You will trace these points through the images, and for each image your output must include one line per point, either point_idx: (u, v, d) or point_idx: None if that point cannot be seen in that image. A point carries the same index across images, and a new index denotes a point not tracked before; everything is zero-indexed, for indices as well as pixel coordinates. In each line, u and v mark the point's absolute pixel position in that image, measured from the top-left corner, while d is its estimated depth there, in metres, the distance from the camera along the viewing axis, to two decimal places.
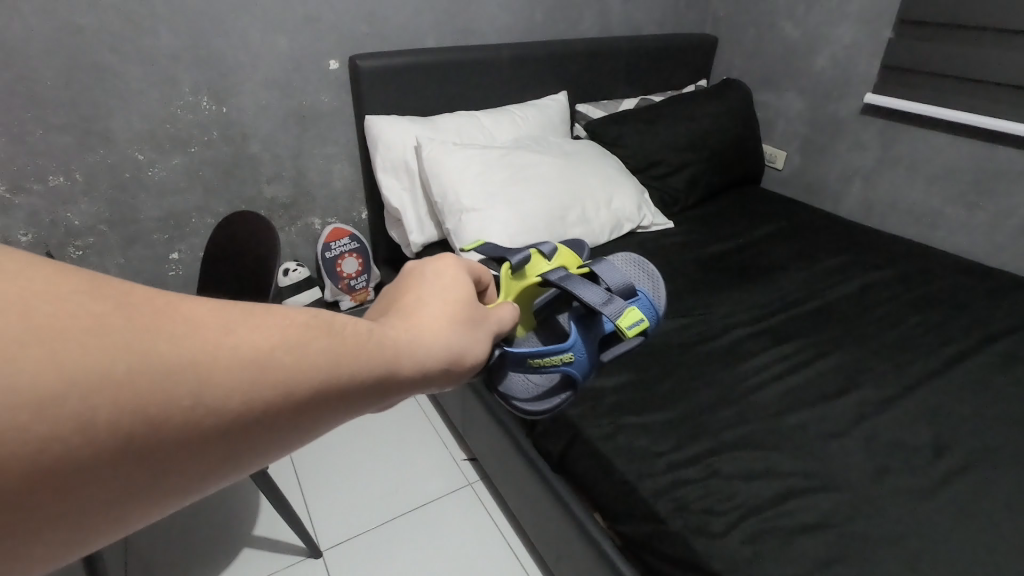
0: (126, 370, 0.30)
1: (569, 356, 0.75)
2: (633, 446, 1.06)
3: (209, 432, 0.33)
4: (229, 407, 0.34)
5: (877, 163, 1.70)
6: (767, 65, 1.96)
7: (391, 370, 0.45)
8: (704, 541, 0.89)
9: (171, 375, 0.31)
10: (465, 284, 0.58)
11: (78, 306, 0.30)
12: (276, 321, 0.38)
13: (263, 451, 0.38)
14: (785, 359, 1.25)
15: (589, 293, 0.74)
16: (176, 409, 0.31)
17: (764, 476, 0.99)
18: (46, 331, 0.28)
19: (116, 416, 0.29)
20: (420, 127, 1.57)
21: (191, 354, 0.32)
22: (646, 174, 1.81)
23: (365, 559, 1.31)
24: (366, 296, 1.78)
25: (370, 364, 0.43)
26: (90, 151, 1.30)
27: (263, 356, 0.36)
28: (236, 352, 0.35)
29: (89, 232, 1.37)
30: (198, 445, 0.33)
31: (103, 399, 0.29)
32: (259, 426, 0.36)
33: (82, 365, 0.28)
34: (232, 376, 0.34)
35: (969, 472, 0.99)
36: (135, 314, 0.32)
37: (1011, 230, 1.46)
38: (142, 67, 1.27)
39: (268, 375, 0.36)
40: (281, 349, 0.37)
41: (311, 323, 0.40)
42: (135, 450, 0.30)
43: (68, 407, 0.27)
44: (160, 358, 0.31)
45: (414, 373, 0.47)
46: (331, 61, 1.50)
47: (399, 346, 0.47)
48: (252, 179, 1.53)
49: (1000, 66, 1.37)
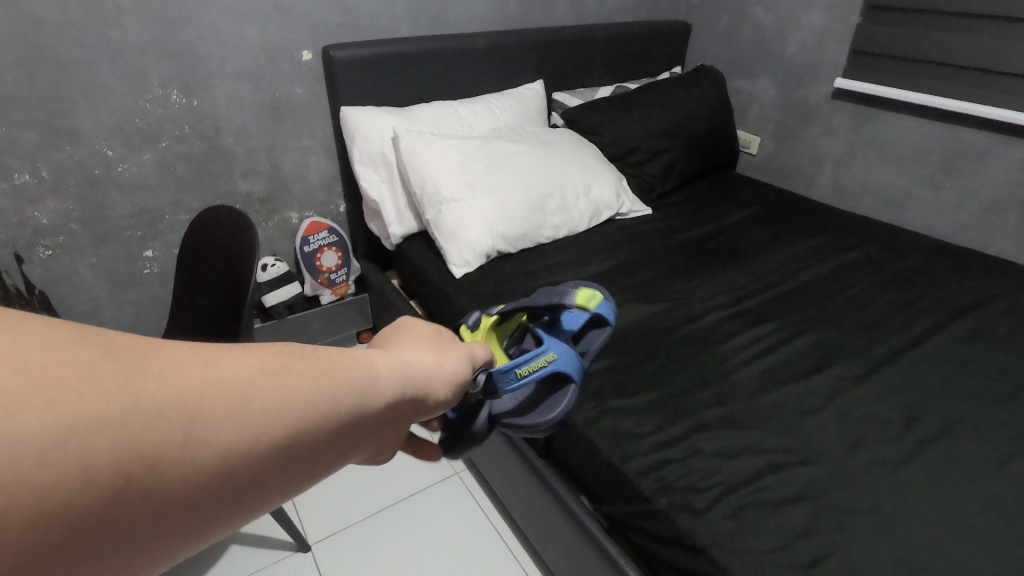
0: (123, 412, 0.28)
1: (551, 356, 0.67)
2: (616, 428, 0.99)
3: (206, 467, 0.31)
4: (223, 439, 0.32)
5: (848, 146, 1.81)
6: (742, 51, 2.05)
7: (383, 390, 0.42)
8: (688, 518, 0.83)
9: (164, 412, 0.30)
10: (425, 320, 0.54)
11: (68, 353, 0.29)
12: (258, 352, 0.36)
13: (264, 487, 0.35)
14: (762, 341, 1.18)
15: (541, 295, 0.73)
16: (171, 445, 0.30)
17: (745, 454, 0.92)
18: (36, 378, 0.27)
19: (116, 458, 0.27)
20: (396, 118, 1.58)
21: (180, 389, 0.31)
22: (624, 162, 1.81)
23: (355, 554, 1.29)
24: (346, 289, 1.83)
25: (360, 387, 0.40)
26: (57, 149, 1.32)
27: (248, 386, 0.34)
28: (223, 383, 0.33)
29: (58, 231, 1.39)
30: (198, 482, 0.31)
31: (101, 444, 0.27)
32: (258, 456, 0.34)
33: (78, 409, 0.27)
34: (221, 409, 0.32)
35: (946, 438, 0.94)
36: (122, 356, 0.30)
37: (976, 205, 1.56)
38: (107, 60, 1.29)
39: (258, 405, 0.34)
40: (261, 376, 0.35)
41: (286, 352, 0.38)
42: (134, 490, 0.28)
43: (67, 454, 0.26)
44: (151, 396, 0.29)
45: (403, 398, 0.44)
46: (305, 52, 1.53)
47: (388, 368, 0.44)
48: (226, 173, 1.57)
49: (964, 49, 1.47)
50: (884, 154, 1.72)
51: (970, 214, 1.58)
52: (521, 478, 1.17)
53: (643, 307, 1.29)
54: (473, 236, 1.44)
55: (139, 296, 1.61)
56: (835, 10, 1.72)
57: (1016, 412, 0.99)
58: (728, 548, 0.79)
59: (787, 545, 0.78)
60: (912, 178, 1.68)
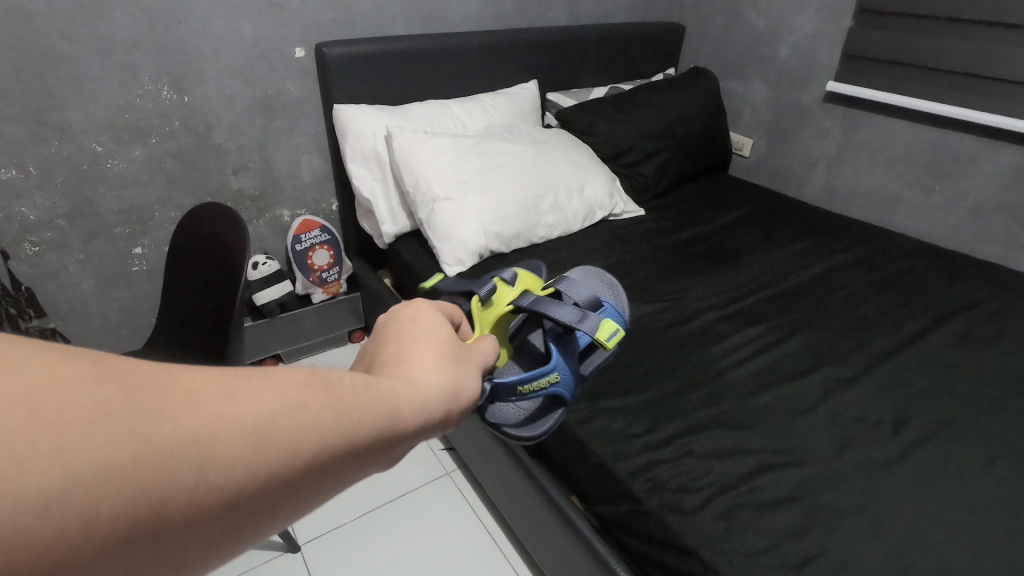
0: (132, 456, 0.27)
1: (554, 378, 0.69)
2: (608, 429, 0.99)
3: (215, 509, 0.30)
4: (234, 480, 0.31)
5: (839, 149, 1.82)
6: (736, 53, 2.06)
7: (401, 421, 0.41)
8: (679, 519, 0.84)
9: (174, 454, 0.29)
10: (445, 325, 0.51)
11: (80, 392, 0.27)
12: (279, 381, 0.35)
13: (273, 520, 0.35)
14: (754, 342, 1.18)
15: (563, 312, 0.70)
16: (179, 490, 0.29)
17: (736, 454, 0.92)
18: (44, 424, 0.26)
19: (120, 505, 0.27)
20: (389, 116, 1.57)
21: (192, 429, 0.30)
22: (617, 162, 1.81)
23: (345, 554, 1.28)
24: (338, 288, 1.82)
25: (378, 419, 0.39)
26: (44, 143, 1.30)
27: (266, 422, 0.32)
28: (239, 421, 0.31)
29: (45, 227, 1.38)
30: (204, 523, 0.30)
31: (106, 492, 0.26)
32: (268, 495, 0.33)
33: (85, 457, 0.26)
34: (234, 449, 0.31)
35: (934, 439, 0.95)
36: (138, 394, 0.29)
37: (964, 209, 1.57)
38: (97, 54, 1.28)
39: (273, 443, 0.32)
40: (279, 410, 0.33)
41: (309, 382, 0.36)
42: (140, 536, 0.28)
43: (71, 505, 0.25)
44: (161, 439, 0.28)
45: (422, 425, 0.43)
46: (297, 48, 1.52)
47: (409, 395, 0.42)
48: (217, 169, 1.56)
49: (954, 54, 1.49)
50: (875, 157, 1.74)
51: (959, 218, 1.60)
52: (513, 478, 1.17)
53: (636, 308, 1.30)
54: (466, 235, 1.43)
55: (127, 294, 1.59)
56: (827, 14, 1.74)
57: (1003, 414, 1.00)
58: (717, 549, 0.79)
59: (776, 545, 0.78)
60: (902, 182, 1.69)
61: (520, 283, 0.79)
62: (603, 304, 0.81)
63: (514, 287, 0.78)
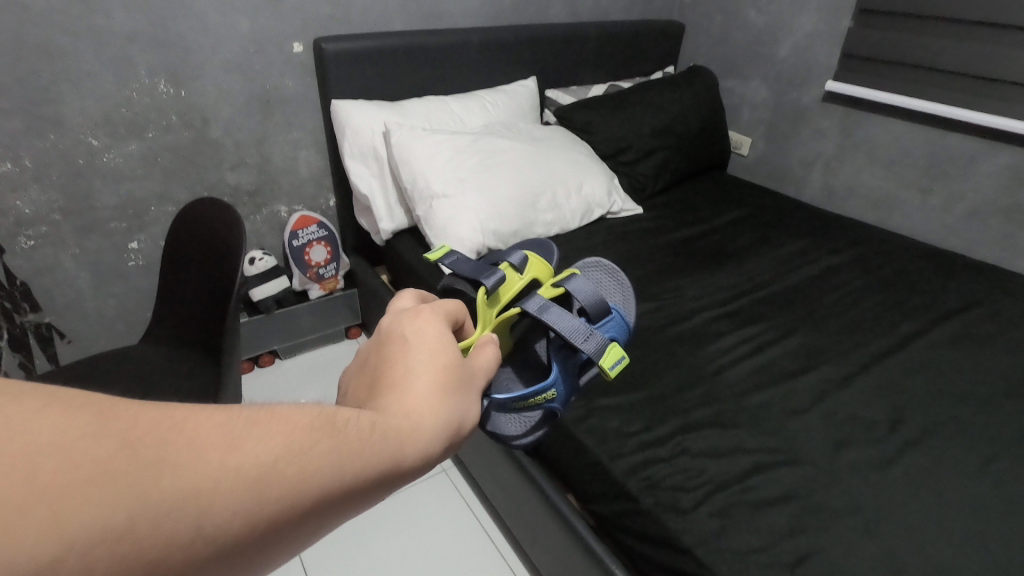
0: (130, 515, 0.28)
1: (551, 394, 0.70)
2: (604, 427, 0.99)
3: (211, 559, 0.31)
4: (231, 531, 0.32)
5: (838, 149, 1.83)
6: (735, 52, 2.06)
7: (403, 458, 0.41)
8: (674, 517, 0.84)
9: (172, 509, 0.30)
10: (451, 344, 0.50)
11: (82, 451, 0.29)
12: (280, 427, 0.36)
13: (271, 563, 0.35)
14: (751, 342, 1.19)
15: (569, 329, 0.69)
16: (175, 544, 0.29)
17: (732, 453, 0.92)
18: (44, 488, 0.27)
19: (115, 565, 0.27)
20: (387, 112, 1.56)
21: (190, 482, 0.31)
22: (615, 160, 1.81)
23: (341, 551, 1.28)
24: (335, 284, 1.80)
25: (379, 460, 0.39)
26: (39, 137, 1.29)
27: (266, 471, 0.33)
28: (238, 472, 0.32)
29: (41, 221, 1.37)
30: (199, 573, 0.31)
31: (103, 553, 0.27)
32: (264, 543, 0.33)
33: (83, 520, 0.27)
34: (232, 501, 0.31)
35: (929, 439, 0.95)
36: (139, 449, 0.30)
37: (962, 210, 1.58)
38: (93, 48, 1.27)
39: (272, 492, 0.33)
40: (280, 457, 0.34)
41: (310, 425, 0.37)
42: None
43: (67, 570, 0.26)
44: (159, 495, 0.29)
45: (423, 460, 0.43)
46: (296, 44, 1.51)
47: (411, 431, 0.42)
48: (214, 165, 1.55)
49: (953, 55, 1.49)
50: (873, 157, 1.74)
51: (956, 219, 1.60)
52: (509, 475, 1.17)
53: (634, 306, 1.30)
54: (463, 233, 1.42)
55: (123, 289, 1.59)
56: (826, 13, 1.73)
57: (998, 414, 1.00)
58: (713, 548, 0.79)
59: (771, 544, 0.79)
60: (900, 183, 1.70)
61: (529, 271, 0.85)
62: (608, 314, 0.81)
63: (521, 275, 0.84)
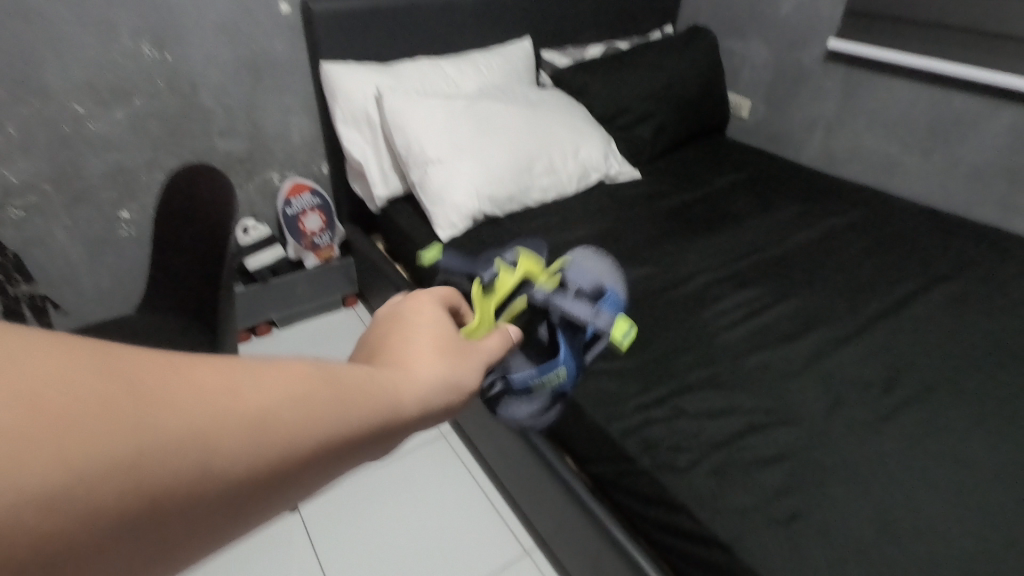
0: (135, 448, 0.27)
1: (563, 373, 0.71)
2: (602, 390, 0.99)
3: (211, 503, 0.30)
4: (234, 476, 0.30)
5: (839, 111, 1.79)
6: (735, 11, 2.00)
7: (397, 408, 0.41)
8: (671, 477, 0.85)
9: (174, 451, 0.28)
10: (446, 322, 0.50)
11: (84, 378, 0.27)
12: (285, 376, 0.34)
13: (264, 515, 0.34)
14: (749, 305, 1.18)
15: (576, 308, 0.76)
16: (177, 485, 0.28)
17: (728, 414, 0.93)
18: (46, 412, 0.25)
19: (115, 500, 0.26)
20: (380, 75, 1.52)
21: (196, 422, 0.29)
22: (613, 124, 1.78)
23: (343, 516, 1.30)
24: (330, 253, 1.80)
25: (379, 417, 0.38)
26: (22, 104, 1.26)
27: (270, 416, 0.32)
28: (244, 416, 0.31)
29: (29, 191, 1.35)
30: (194, 519, 0.30)
31: (103, 487, 0.26)
32: (263, 492, 0.32)
33: (86, 449, 0.25)
34: (236, 445, 0.30)
35: (924, 398, 0.96)
36: (145, 387, 0.28)
37: (963, 172, 1.56)
38: (73, 10, 1.23)
39: (275, 439, 0.32)
40: (285, 405, 0.33)
41: (313, 377, 0.36)
42: (131, 530, 0.27)
43: (66, 502, 0.24)
44: (164, 432, 0.28)
45: (418, 423, 0.42)
46: (283, 4, 1.47)
47: (409, 393, 0.42)
48: (204, 132, 1.52)
49: (960, 10, 1.45)
50: (875, 119, 1.71)
51: (957, 181, 1.58)
52: (508, 440, 1.18)
53: (631, 271, 1.29)
54: (459, 199, 1.42)
55: (117, 260, 1.57)
56: None
57: (993, 374, 1.01)
58: (708, 506, 0.80)
59: (766, 501, 0.80)
60: (901, 144, 1.67)
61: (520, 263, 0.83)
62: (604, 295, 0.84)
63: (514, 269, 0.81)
